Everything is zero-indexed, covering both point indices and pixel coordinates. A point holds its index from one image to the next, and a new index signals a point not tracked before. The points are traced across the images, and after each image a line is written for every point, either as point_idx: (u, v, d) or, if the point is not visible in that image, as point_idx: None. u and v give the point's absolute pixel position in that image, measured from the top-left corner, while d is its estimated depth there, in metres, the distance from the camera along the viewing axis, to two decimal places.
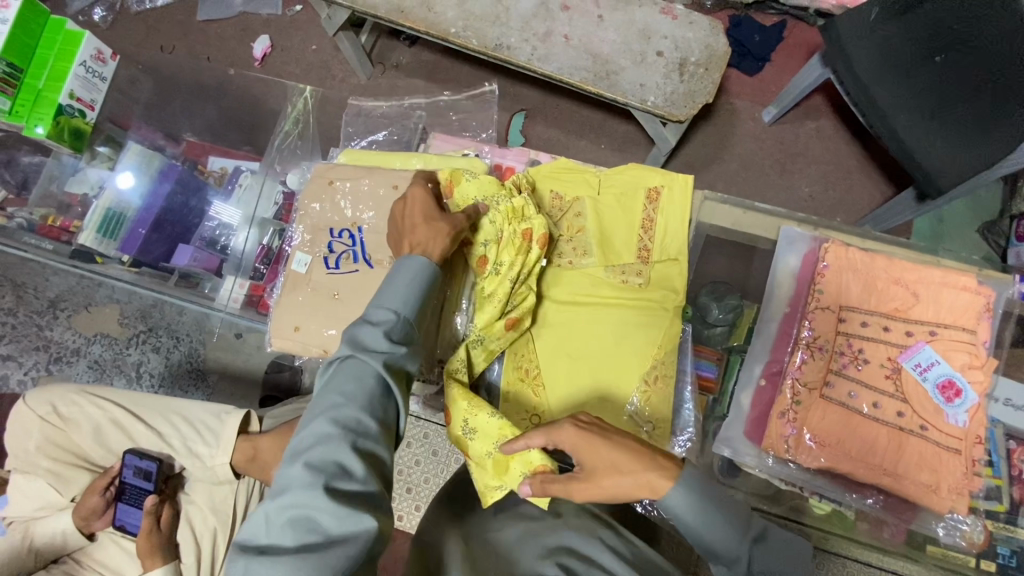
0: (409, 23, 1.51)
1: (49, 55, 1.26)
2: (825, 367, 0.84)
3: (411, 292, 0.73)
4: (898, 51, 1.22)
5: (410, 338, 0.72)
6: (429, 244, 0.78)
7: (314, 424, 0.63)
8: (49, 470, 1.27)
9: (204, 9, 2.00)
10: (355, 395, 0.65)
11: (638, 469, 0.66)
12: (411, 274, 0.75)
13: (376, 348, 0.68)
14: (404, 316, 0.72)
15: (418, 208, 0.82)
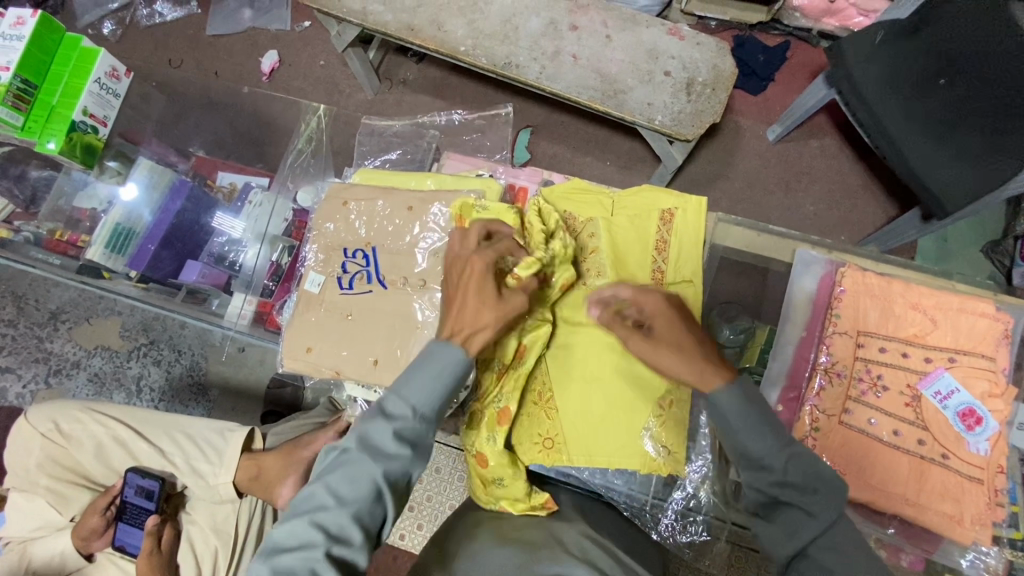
0: (419, 41, 1.52)
1: (64, 72, 1.26)
2: (844, 394, 0.84)
3: (433, 393, 0.69)
4: (904, 73, 1.23)
5: (419, 441, 0.69)
6: (472, 336, 0.72)
7: (300, 519, 0.65)
8: (49, 489, 1.25)
9: (212, 24, 2.02)
10: (347, 497, 0.65)
11: (698, 366, 0.71)
12: (440, 368, 0.70)
13: (382, 453, 0.67)
14: (421, 418, 0.69)
15: (473, 283, 0.73)
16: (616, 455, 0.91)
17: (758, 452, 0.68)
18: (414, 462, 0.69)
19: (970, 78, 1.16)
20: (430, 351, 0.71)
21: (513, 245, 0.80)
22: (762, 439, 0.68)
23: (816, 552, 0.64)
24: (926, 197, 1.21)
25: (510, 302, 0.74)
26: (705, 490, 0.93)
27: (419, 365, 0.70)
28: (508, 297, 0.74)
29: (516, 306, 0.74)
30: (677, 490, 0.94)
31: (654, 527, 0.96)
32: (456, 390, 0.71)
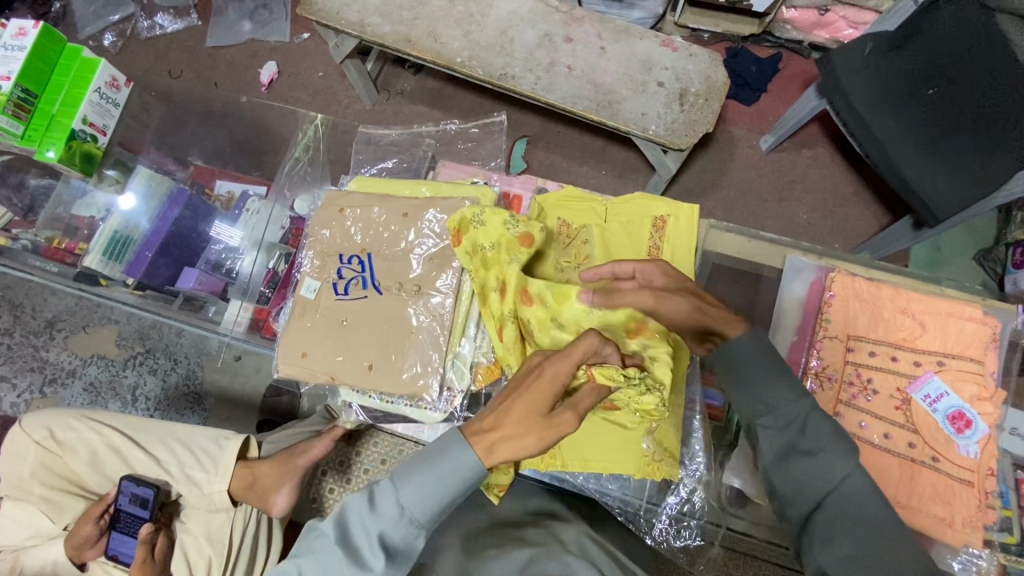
0: (416, 52, 1.55)
1: (65, 82, 1.28)
2: (834, 397, 0.85)
3: (430, 502, 0.62)
4: (893, 83, 1.26)
5: (404, 549, 0.63)
6: (500, 448, 0.62)
7: None
8: (42, 498, 1.24)
9: (212, 36, 2.04)
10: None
11: (718, 312, 0.71)
12: (450, 473, 0.63)
13: (363, 555, 0.62)
14: (413, 527, 0.63)
15: (526, 397, 0.63)
16: (611, 459, 0.91)
17: (777, 403, 0.68)
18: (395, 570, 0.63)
19: (955, 91, 1.20)
20: (444, 449, 0.63)
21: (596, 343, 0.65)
22: (778, 391, 0.69)
23: (834, 502, 0.65)
24: (918, 206, 1.23)
25: (559, 420, 0.62)
26: (700, 493, 0.94)
27: (428, 459, 0.63)
28: (563, 411, 0.63)
29: (564, 424, 0.62)
30: (670, 495, 0.95)
31: (649, 532, 0.97)
32: (459, 500, 0.64)
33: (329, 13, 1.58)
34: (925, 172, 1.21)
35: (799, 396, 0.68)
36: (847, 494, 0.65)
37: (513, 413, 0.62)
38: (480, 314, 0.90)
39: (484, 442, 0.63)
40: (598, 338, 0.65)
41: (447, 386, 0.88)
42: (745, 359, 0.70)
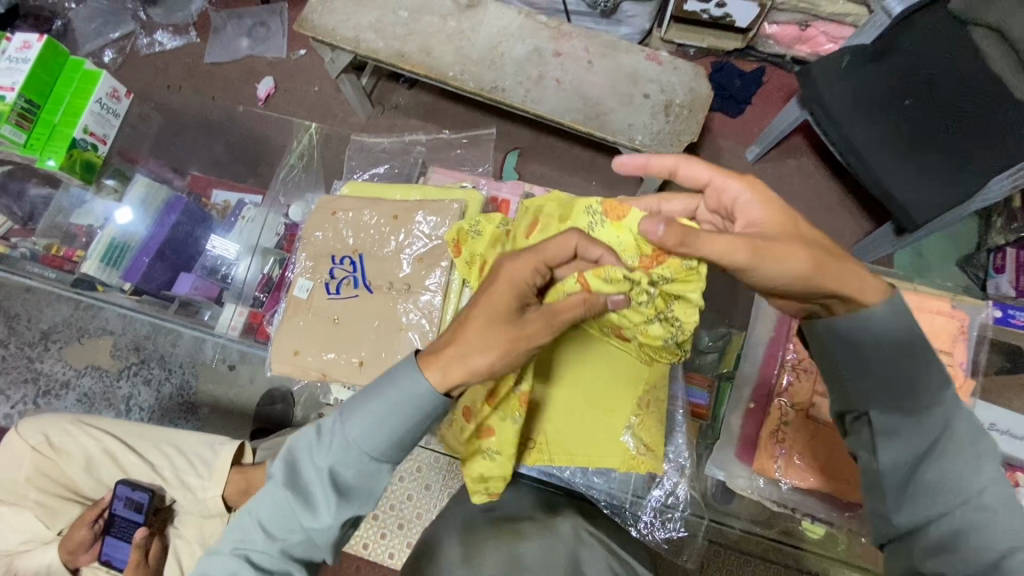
0: (409, 67, 1.60)
1: (66, 94, 1.32)
2: (812, 387, 0.87)
3: (381, 434, 0.64)
4: (869, 95, 1.30)
5: (360, 483, 0.65)
6: (466, 359, 0.64)
7: (233, 539, 0.66)
8: (38, 503, 1.25)
9: (211, 52, 2.10)
10: (281, 534, 0.65)
11: (845, 267, 0.64)
12: (401, 405, 0.64)
13: (318, 494, 0.64)
14: (366, 460, 0.64)
15: (499, 299, 0.66)
16: (598, 454, 0.93)
17: (922, 393, 0.62)
18: (355, 505, 0.65)
19: (931, 105, 1.25)
20: (393, 383, 0.65)
21: (578, 241, 0.71)
22: (930, 383, 0.62)
23: (964, 516, 0.59)
24: (896, 210, 1.27)
25: (528, 326, 0.65)
26: (684, 486, 0.97)
27: (374, 393, 0.65)
28: (528, 321, 0.66)
29: (535, 333, 0.65)
30: (655, 488, 0.97)
31: (633, 524, 0.98)
32: (414, 430, 0.65)
33: (325, 29, 1.63)
34: (903, 179, 1.26)
35: (945, 392, 0.62)
36: (983, 509, 0.58)
37: (473, 326, 0.65)
38: None
39: (441, 361, 0.64)
40: (576, 236, 0.71)
41: None
42: (880, 337, 0.64)
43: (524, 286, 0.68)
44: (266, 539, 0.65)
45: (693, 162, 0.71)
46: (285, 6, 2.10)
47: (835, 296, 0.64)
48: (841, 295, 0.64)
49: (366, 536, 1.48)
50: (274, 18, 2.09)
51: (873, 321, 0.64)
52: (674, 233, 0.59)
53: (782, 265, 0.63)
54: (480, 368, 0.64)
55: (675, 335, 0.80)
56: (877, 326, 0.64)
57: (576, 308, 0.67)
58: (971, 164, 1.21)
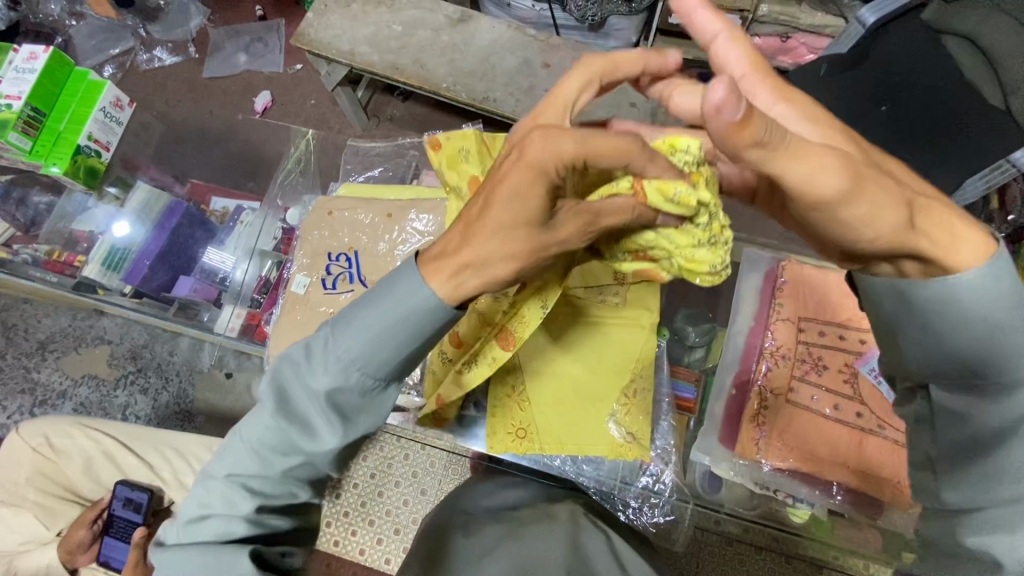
0: (404, 79, 1.65)
1: (72, 103, 1.38)
2: (789, 373, 0.92)
3: (384, 346, 0.56)
4: (848, 101, 1.35)
5: (363, 400, 0.58)
6: (491, 266, 0.54)
7: (223, 466, 0.59)
8: (38, 504, 1.28)
9: (209, 67, 2.15)
10: (279, 460, 0.58)
11: (938, 210, 0.56)
12: (404, 310, 0.55)
13: (319, 418, 0.57)
14: (371, 380, 0.57)
15: (522, 197, 0.53)
16: (588, 443, 0.96)
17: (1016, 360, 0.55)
18: (362, 426, 0.59)
19: (907, 105, 1.30)
20: (395, 285, 0.56)
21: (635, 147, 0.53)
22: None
23: None
24: None
25: (557, 225, 0.56)
26: (670, 472, 1.00)
27: (376, 305, 0.56)
28: (558, 225, 0.56)
29: (564, 240, 0.57)
30: (643, 475, 1.00)
31: (622, 509, 1.05)
32: (424, 342, 0.57)
33: (321, 44, 1.69)
34: None
35: None
36: None
37: (488, 224, 0.54)
38: None
39: (448, 270, 0.55)
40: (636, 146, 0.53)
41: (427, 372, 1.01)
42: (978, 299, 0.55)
43: (550, 176, 0.53)
44: (264, 466, 0.58)
45: (735, 42, 0.64)
46: (281, 23, 2.17)
47: (917, 260, 0.57)
48: (931, 255, 0.56)
49: (361, 542, 1.48)
50: (271, 35, 2.16)
51: (957, 292, 0.55)
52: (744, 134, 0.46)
53: (875, 219, 0.54)
54: (500, 276, 0.55)
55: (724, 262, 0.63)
56: (972, 307, 0.55)
57: (624, 213, 0.57)
58: (948, 162, 1.26)
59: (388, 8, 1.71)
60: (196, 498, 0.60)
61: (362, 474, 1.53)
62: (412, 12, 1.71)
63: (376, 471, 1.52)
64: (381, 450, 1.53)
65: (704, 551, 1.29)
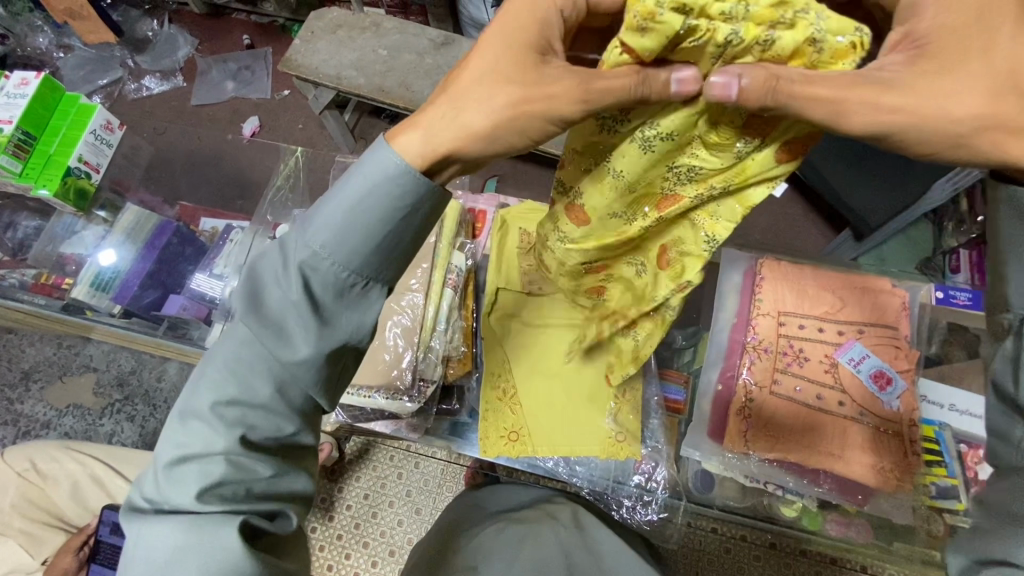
0: (390, 100, 1.69)
1: (62, 126, 1.39)
2: (772, 366, 0.93)
3: (351, 234, 0.56)
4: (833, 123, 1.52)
5: (338, 297, 0.58)
6: (477, 117, 0.56)
7: (202, 395, 0.60)
8: (22, 531, 1.24)
9: (197, 95, 2.19)
10: (261, 382, 0.59)
11: None
12: (367, 195, 0.55)
13: (291, 323, 0.57)
14: (348, 279, 0.57)
15: (507, 48, 0.56)
16: (578, 445, 0.97)
17: None
18: (343, 333, 0.59)
19: None
20: (358, 173, 0.56)
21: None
22: None
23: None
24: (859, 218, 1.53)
25: (550, 73, 0.56)
26: (663, 470, 1.01)
27: (340, 191, 0.56)
28: (548, 75, 0.55)
29: (554, 97, 0.55)
30: (635, 474, 1.02)
31: (616, 509, 1.07)
32: (400, 233, 0.57)
33: (309, 68, 1.73)
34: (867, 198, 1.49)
35: None
36: None
37: (471, 84, 0.57)
38: (449, 313, 0.97)
39: (420, 127, 0.57)
40: None
41: (420, 376, 0.94)
42: None
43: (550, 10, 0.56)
44: (247, 391, 0.59)
45: None
46: (268, 51, 2.22)
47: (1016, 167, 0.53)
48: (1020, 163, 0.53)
49: (355, 566, 1.44)
50: (259, 62, 2.20)
51: None
52: (760, 78, 0.47)
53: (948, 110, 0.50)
54: (477, 127, 0.56)
55: (819, 17, 0.48)
56: None
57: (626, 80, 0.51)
58: (913, 173, 1.36)
59: (373, 33, 1.76)
60: (176, 437, 0.60)
61: (355, 494, 1.51)
62: (396, 36, 1.76)
63: (369, 491, 1.51)
64: (375, 470, 1.52)
65: (702, 559, 1.29)
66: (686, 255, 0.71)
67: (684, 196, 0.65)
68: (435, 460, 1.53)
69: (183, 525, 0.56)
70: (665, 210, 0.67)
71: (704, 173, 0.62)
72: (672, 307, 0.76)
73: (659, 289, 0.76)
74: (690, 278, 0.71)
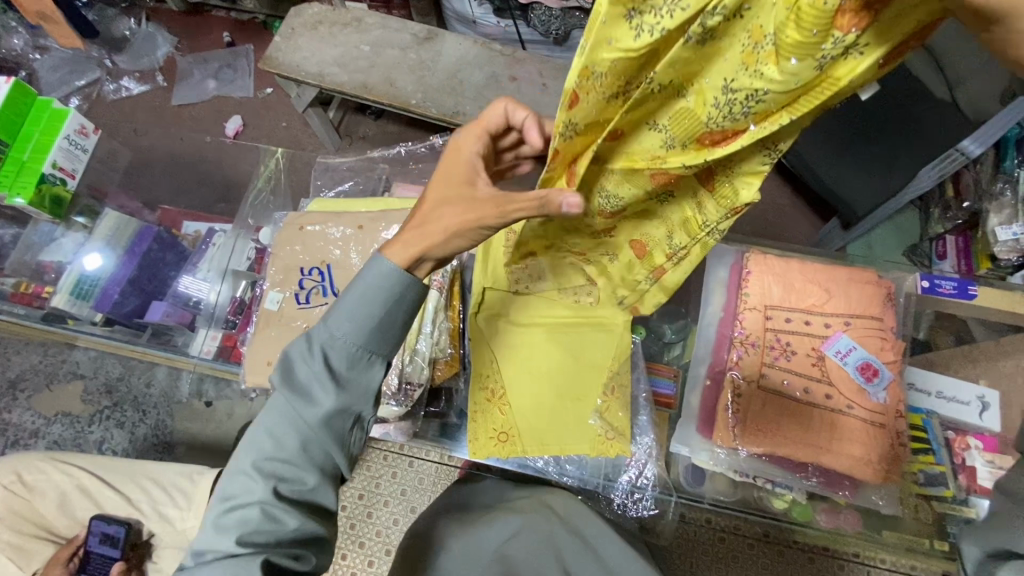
0: (373, 97, 1.67)
1: (35, 132, 1.36)
2: (759, 360, 0.93)
3: (363, 317, 0.65)
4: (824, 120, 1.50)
5: (354, 369, 0.65)
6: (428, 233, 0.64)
7: (241, 460, 0.65)
8: (11, 544, 1.23)
9: (178, 95, 2.15)
10: (290, 438, 0.65)
11: None
12: (373, 287, 0.65)
13: (315, 392, 0.64)
14: (362, 353, 0.65)
15: (446, 183, 0.68)
16: (569, 445, 0.97)
17: None
18: (353, 404, 0.66)
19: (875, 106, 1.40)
20: (366, 269, 0.66)
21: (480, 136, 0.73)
22: None
23: None
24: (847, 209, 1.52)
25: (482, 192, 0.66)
26: (654, 467, 1.02)
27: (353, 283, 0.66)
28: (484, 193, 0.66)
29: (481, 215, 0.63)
30: (626, 471, 1.02)
31: (609, 506, 1.07)
32: (394, 315, 0.66)
33: (290, 66, 1.70)
34: (859, 188, 1.48)
35: None
36: None
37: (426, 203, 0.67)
38: (435, 314, 0.96)
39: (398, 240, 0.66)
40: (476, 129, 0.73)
41: (406, 380, 0.93)
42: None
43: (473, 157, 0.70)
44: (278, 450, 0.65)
45: None
46: (249, 48, 2.18)
47: None
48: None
49: (352, 566, 1.44)
50: (240, 60, 2.17)
51: None
52: None
53: None
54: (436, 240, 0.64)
55: None
56: None
57: None
58: (897, 165, 1.40)
59: (354, 29, 1.74)
60: (221, 495, 0.65)
61: (349, 494, 1.50)
62: (378, 32, 1.74)
63: (363, 491, 1.50)
64: (368, 471, 1.52)
65: (696, 549, 1.31)
66: (740, 174, 0.57)
67: (739, 130, 0.48)
68: (428, 460, 1.52)
69: (226, 568, 0.60)
70: (714, 150, 0.51)
71: (772, 97, 0.44)
72: (720, 231, 0.65)
73: (709, 216, 0.64)
74: (747, 200, 0.58)
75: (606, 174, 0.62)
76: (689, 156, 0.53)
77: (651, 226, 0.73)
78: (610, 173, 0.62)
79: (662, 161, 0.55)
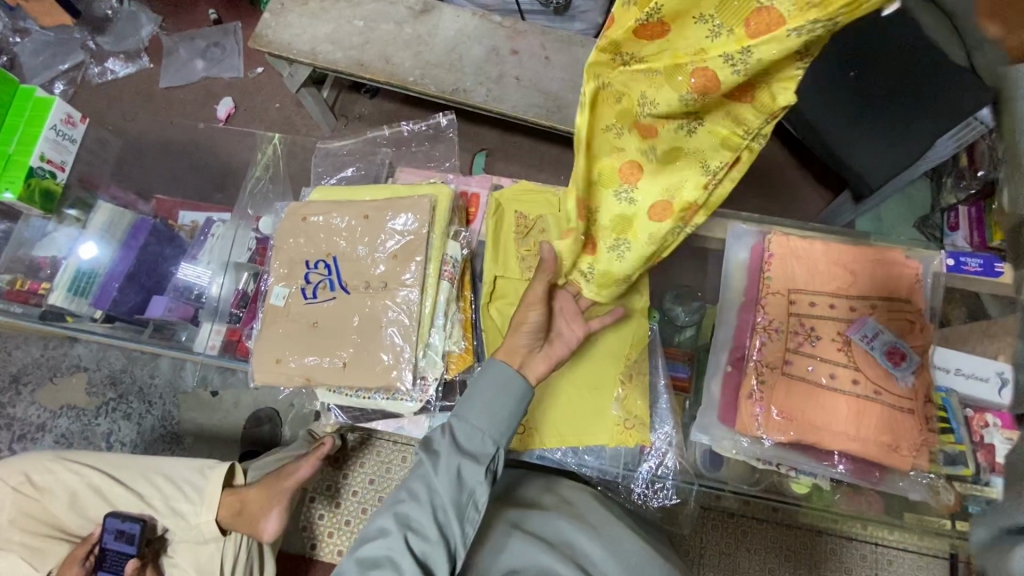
0: (370, 75, 1.60)
1: (19, 123, 1.31)
2: (783, 346, 0.90)
3: (493, 406, 0.79)
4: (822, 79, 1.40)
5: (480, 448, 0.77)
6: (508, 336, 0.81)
7: (380, 516, 0.74)
8: (23, 544, 1.22)
9: (166, 76, 2.07)
10: (424, 497, 0.74)
11: None
12: (500, 384, 0.80)
13: (447, 459, 0.75)
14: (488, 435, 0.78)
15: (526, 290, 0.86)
16: (590, 436, 0.96)
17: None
18: (471, 479, 0.75)
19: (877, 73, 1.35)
20: (490, 372, 0.82)
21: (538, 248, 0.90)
22: None
23: None
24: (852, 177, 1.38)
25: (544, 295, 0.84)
26: (675, 456, 1.00)
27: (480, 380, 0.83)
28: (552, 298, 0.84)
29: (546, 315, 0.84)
30: (645, 460, 1.00)
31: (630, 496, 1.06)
32: (515, 410, 0.80)
33: (281, 44, 1.62)
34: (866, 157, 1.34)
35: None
36: None
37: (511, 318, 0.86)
38: (448, 306, 0.94)
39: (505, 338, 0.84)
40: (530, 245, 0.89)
41: (420, 375, 0.92)
42: None
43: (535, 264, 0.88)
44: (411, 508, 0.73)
45: None
46: (238, 26, 2.09)
47: None
48: None
49: None
50: (228, 39, 2.08)
51: None
52: None
53: None
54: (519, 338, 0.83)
55: None
56: None
57: None
58: (910, 132, 1.30)
59: (347, 3, 1.65)
60: (358, 547, 0.73)
61: (360, 480, 1.49)
62: (372, 6, 1.65)
63: (374, 477, 1.49)
64: (378, 455, 1.50)
65: (707, 524, 1.31)
66: (776, 83, 0.56)
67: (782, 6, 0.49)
68: None
69: None
70: (754, 36, 0.51)
71: None
72: (764, 136, 0.62)
73: (750, 126, 0.62)
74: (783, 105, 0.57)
75: (645, 73, 0.59)
76: (732, 44, 0.53)
77: (668, 174, 0.70)
78: (651, 74, 0.59)
79: (708, 52, 0.54)
